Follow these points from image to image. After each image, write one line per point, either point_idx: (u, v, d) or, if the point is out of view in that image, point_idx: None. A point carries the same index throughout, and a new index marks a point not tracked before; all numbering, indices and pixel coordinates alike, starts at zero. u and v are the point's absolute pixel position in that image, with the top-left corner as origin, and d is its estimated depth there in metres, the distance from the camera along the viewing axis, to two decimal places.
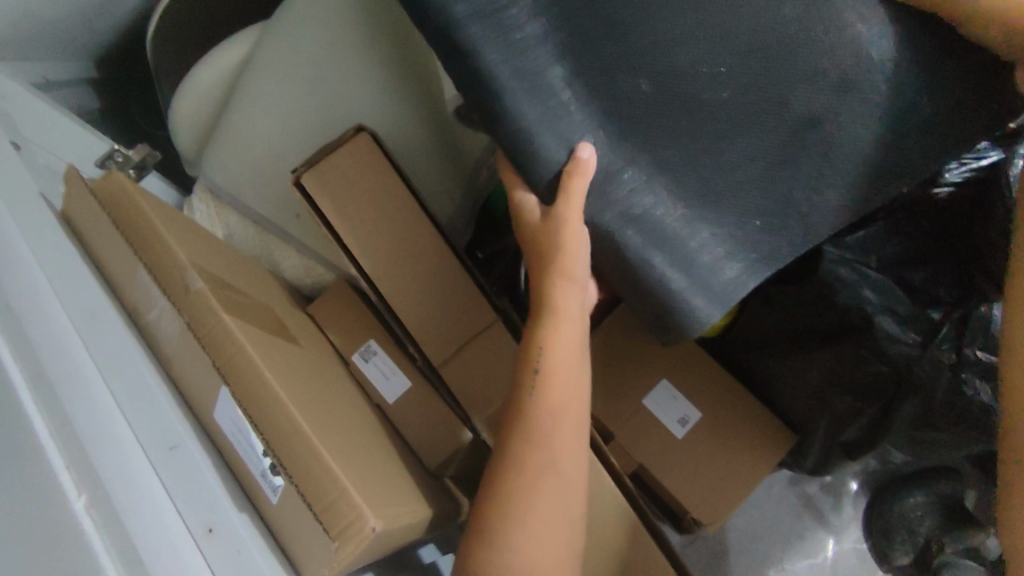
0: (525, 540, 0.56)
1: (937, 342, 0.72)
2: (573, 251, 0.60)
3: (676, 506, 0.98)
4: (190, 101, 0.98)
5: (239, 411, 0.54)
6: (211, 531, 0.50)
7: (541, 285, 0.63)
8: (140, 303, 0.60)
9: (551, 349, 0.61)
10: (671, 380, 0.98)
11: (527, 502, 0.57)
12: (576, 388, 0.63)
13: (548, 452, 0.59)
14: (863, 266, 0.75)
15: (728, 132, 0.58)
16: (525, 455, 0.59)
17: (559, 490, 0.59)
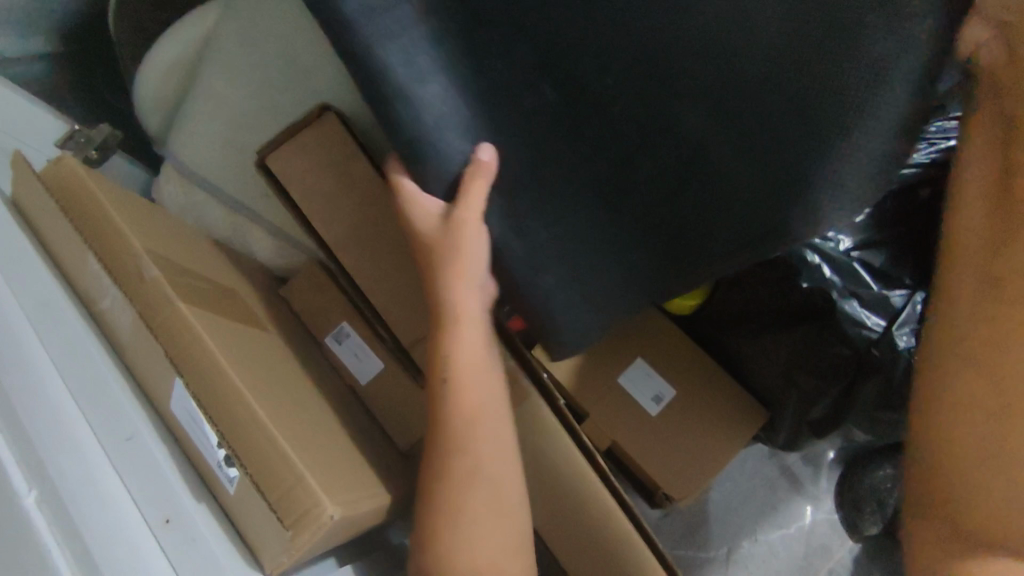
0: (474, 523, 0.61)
1: (896, 324, 0.77)
2: (468, 252, 0.61)
3: (648, 482, 1.00)
4: (156, 80, 0.96)
5: (193, 402, 0.54)
6: (167, 522, 0.50)
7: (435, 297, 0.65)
8: (92, 292, 0.59)
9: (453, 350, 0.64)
10: (645, 359, 0.99)
11: (468, 501, 0.61)
12: (491, 385, 0.65)
13: (477, 446, 0.62)
14: (832, 248, 0.80)
15: (669, 134, 0.55)
16: (454, 452, 0.62)
17: (495, 484, 0.63)
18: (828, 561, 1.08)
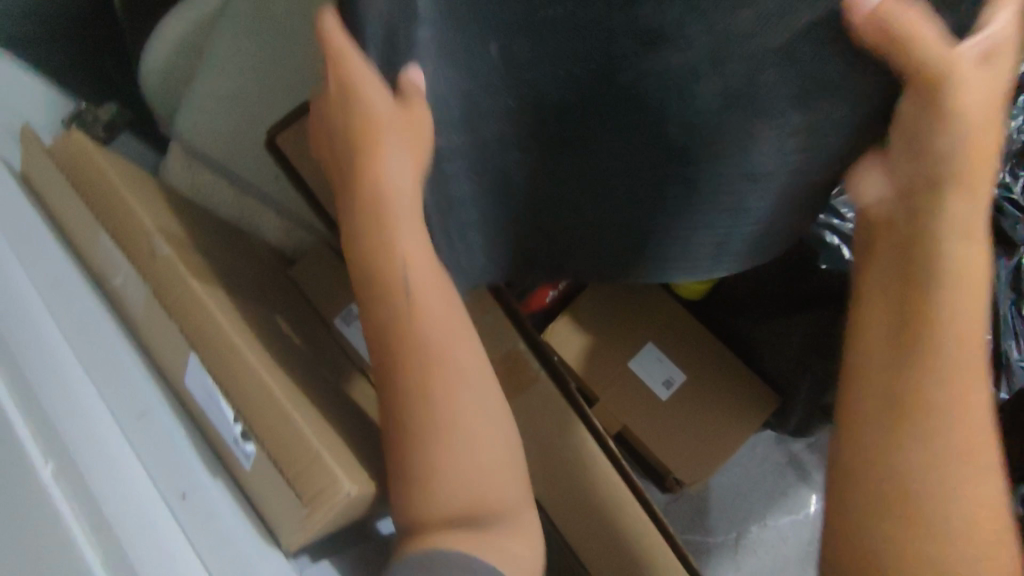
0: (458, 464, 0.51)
1: None
2: (415, 187, 0.48)
3: (658, 466, 1.00)
4: (161, 61, 0.94)
5: (208, 377, 0.53)
6: (184, 497, 0.50)
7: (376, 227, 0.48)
8: (103, 268, 0.58)
9: (408, 281, 0.50)
10: (656, 343, 0.99)
11: (440, 476, 0.51)
12: (465, 344, 0.53)
13: (446, 414, 0.51)
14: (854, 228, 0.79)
15: (597, 157, 0.48)
16: (417, 424, 0.51)
17: (470, 457, 0.52)
18: None
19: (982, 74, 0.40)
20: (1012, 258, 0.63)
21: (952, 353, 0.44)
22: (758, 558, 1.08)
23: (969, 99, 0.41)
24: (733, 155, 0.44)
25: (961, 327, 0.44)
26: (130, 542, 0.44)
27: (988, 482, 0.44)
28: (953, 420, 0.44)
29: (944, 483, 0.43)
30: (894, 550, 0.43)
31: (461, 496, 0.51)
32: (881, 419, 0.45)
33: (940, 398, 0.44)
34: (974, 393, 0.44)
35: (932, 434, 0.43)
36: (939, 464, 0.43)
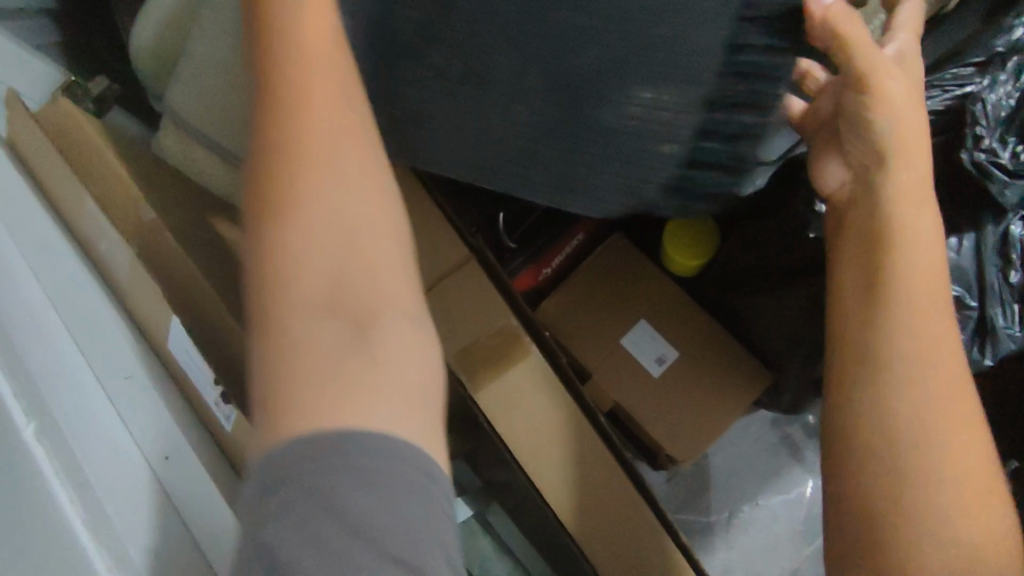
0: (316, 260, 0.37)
1: None
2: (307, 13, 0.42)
3: (650, 443, 1.00)
4: (151, 39, 0.92)
5: (188, 339, 0.52)
6: (167, 459, 0.50)
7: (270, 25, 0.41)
8: (87, 233, 0.58)
9: (283, 52, 0.40)
10: (649, 320, 0.99)
11: (289, 297, 0.36)
12: (351, 157, 0.39)
13: (310, 223, 0.37)
14: None
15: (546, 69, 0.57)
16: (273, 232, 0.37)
17: (342, 284, 0.36)
18: None
19: (903, 85, 0.55)
20: (998, 225, 0.63)
21: (927, 312, 0.51)
22: (751, 537, 1.08)
23: (896, 89, 0.55)
24: (616, 112, 0.58)
25: (926, 293, 0.51)
26: (105, 503, 0.46)
27: (970, 431, 0.50)
28: (934, 369, 0.50)
29: (930, 427, 0.49)
30: (884, 482, 0.49)
31: (325, 298, 0.36)
32: (858, 372, 0.52)
33: (922, 349, 0.50)
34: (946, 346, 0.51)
35: (913, 384, 0.50)
36: (920, 405, 0.49)
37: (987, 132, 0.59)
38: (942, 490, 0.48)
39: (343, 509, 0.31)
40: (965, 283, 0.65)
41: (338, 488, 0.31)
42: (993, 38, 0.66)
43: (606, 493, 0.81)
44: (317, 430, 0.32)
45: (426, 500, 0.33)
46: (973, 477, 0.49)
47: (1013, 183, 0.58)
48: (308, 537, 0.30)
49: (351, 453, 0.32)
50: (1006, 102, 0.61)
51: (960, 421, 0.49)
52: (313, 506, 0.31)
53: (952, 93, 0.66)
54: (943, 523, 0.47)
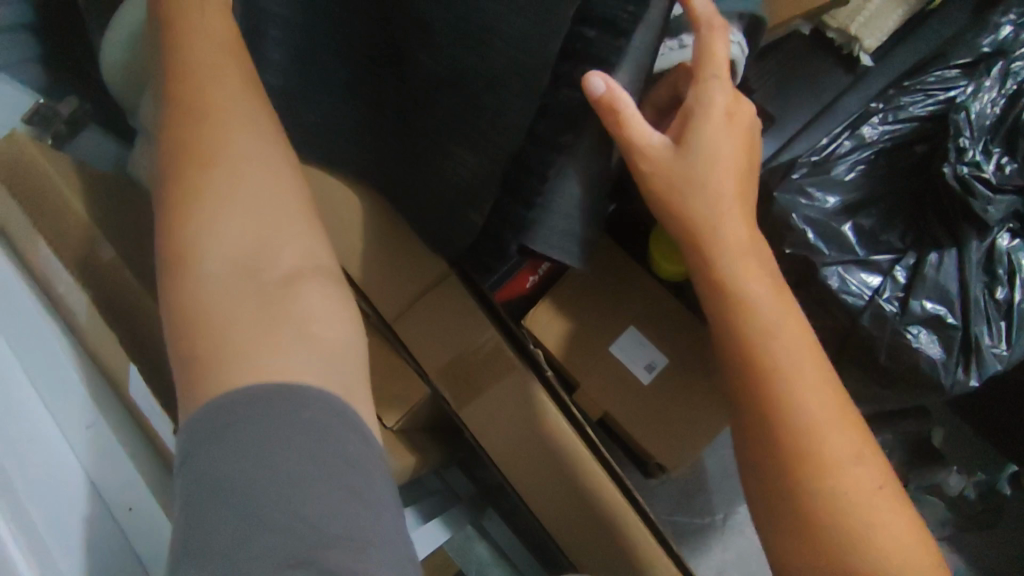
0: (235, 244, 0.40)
1: (905, 290, 0.63)
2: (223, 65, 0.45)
3: (640, 451, 1.00)
4: (120, 54, 0.86)
5: (152, 401, 0.54)
6: (130, 510, 0.51)
7: (200, 66, 0.45)
8: (55, 283, 0.58)
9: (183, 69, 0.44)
10: (637, 327, 0.97)
11: (188, 276, 0.39)
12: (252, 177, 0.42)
13: (203, 217, 0.40)
14: (860, 209, 0.65)
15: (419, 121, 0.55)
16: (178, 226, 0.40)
17: (242, 265, 0.40)
18: None
19: (709, 152, 0.51)
20: (983, 240, 0.61)
21: (790, 364, 0.50)
22: (746, 538, 1.07)
23: (690, 163, 0.51)
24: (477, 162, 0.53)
25: (786, 353, 0.50)
26: None
27: (867, 462, 0.49)
28: (814, 415, 0.49)
29: (827, 474, 0.48)
30: (799, 530, 0.49)
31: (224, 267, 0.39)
32: (754, 431, 0.50)
33: (792, 399, 0.49)
34: (820, 389, 0.50)
35: (797, 441, 0.48)
36: (816, 471, 0.48)
37: (970, 145, 0.60)
38: (859, 527, 0.47)
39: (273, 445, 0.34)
40: (949, 301, 0.62)
41: (273, 425, 0.35)
42: (979, 37, 0.65)
43: (586, 526, 0.77)
44: (258, 385, 0.36)
45: (347, 440, 0.36)
46: (880, 512, 0.48)
47: (996, 198, 0.59)
48: (236, 485, 0.33)
49: (282, 399, 0.36)
50: (992, 110, 0.61)
51: (844, 458, 0.48)
52: (241, 458, 0.33)
53: (936, 97, 0.65)
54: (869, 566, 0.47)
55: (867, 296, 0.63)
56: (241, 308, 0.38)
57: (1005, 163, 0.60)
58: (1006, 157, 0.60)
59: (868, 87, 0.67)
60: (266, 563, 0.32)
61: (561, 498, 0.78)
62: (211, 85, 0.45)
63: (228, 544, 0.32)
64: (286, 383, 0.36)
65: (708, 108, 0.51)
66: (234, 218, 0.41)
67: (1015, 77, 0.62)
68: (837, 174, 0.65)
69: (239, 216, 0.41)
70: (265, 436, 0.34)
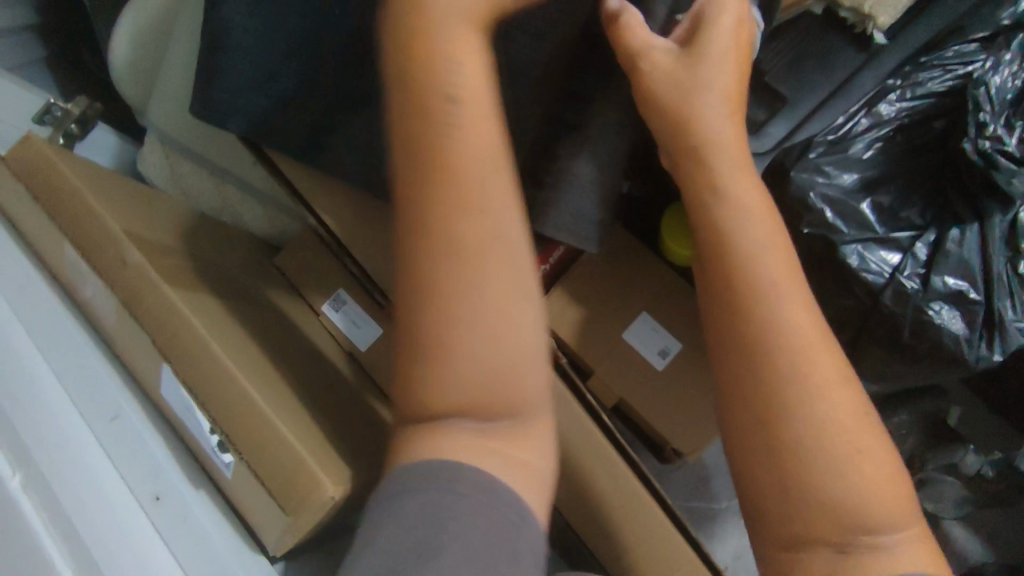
0: (488, 341, 0.39)
1: (928, 267, 0.62)
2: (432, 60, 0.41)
3: (656, 437, 1.00)
4: (129, 54, 0.86)
5: (182, 390, 0.52)
6: (157, 499, 0.51)
7: (454, 126, 0.40)
8: (72, 279, 0.57)
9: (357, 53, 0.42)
10: (651, 313, 0.97)
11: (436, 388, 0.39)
12: (496, 296, 0.40)
13: (468, 335, 0.39)
14: (878, 187, 0.65)
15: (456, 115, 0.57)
16: (427, 323, 0.39)
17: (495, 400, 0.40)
18: None
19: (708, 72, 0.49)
20: (1005, 214, 0.60)
21: (763, 252, 0.45)
22: None
23: (664, 82, 0.50)
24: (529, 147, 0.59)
25: (771, 267, 0.44)
26: (95, 550, 0.44)
27: (838, 372, 0.44)
28: (786, 307, 0.44)
29: (793, 371, 0.43)
30: (755, 427, 0.43)
31: (469, 396, 0.40)
32: (737, 361, 0.44)
33: (780, 320, 0.43)
34: (794, 285, 0.45)
35: (765, 336, 0.43)
36: (802, 396, 0.42)
37: (991, 119, 0.59)
38: (827, 463, 0.42)
39: (467, 517, 0.38)
40: (970, 276, 0.61)
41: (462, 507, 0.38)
42: (998, 11, 0.66)
43: (616, 514, 0.76)
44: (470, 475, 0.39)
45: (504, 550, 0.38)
46: (849, 418, 0.43)
47: (1020, 171, 0.58)
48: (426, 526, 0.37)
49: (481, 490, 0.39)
50: (1011, 84, 0.61)
51: (823, 381, 0.43)
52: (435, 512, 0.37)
53: (955, 73, 0.64)
54: (827, 473, 0.42)
55: (888, 274, 0.63)
56: (479, 401, 0.40)
57: None
58: None
59: (884, 65, 0.68)
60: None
61: (587, 487, 0.77)
62: (470, 163, 0.40)
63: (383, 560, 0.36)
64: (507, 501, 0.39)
65: (719, 20, 0.50)
66: (483, 332, 0.39)
67: None
68: (854, 154, 0.64)
69: (488, 340, 0.39)
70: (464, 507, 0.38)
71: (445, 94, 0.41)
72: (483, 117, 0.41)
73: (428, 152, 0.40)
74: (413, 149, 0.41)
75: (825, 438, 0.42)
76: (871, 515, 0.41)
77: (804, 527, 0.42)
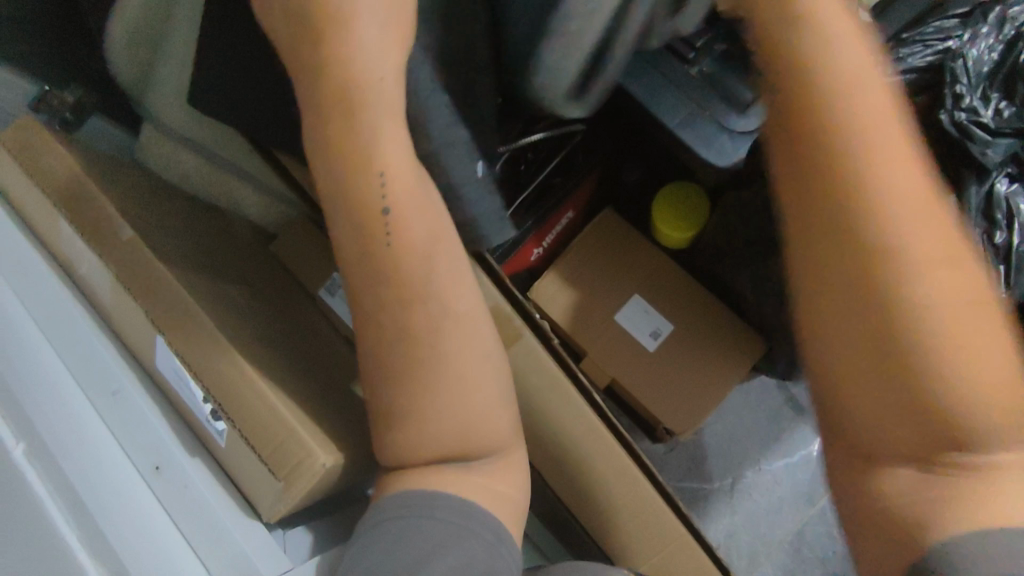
0: (453, 358, 0.49)
1: None
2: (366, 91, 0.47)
3: (649, 417, 1.01)
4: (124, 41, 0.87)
5: (176, 359, 0.53)
6: (158, 470, 0.51)
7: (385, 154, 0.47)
8: (70, 257, 0.58)
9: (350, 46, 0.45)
10: (642, 295, 0.98)
11: (403, 398, 0.49)
12: (455, 326, 0.50)
13: (425, 356, 0.49)
14: None
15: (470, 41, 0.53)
16: (392, 347, 0.49)
17: (448, 410, 0.49)
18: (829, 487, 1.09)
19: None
20: (982, 185, 0.63)
21: (881, 133, 0.40)
22: (754, 502, 1.09)
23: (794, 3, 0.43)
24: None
25: (903, 219, 0.39)
26: (99, 519, 0.46)
27: (962, 275, 0.40)
28: (918, 249, 0.39)
29: (911, 316, 0.39)
30: (861, 350, 0.40)
31: (428, 410, 0.49)
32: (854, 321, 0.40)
33: (908, 280, 0.39)
34: (906, 177, 0.40)
35: (885, 294, 0.39)
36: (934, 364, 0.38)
37: (967, 93, 0.62)
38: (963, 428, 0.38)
39: (459, 545, 0.45)
40: None
41: (454, 521, 0.47)
42: None
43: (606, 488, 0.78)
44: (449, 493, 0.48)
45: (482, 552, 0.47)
46: (998, 386, 0.38)
47: (994, 142, 0.61)
48: (426, 531, 0.46)
49: (474, 516, 0.48)
50: (989, 56, 0.63)
51: (964, 346, 0.38)
52: (438, 524, 0.46)
53: (935, 48, 0.65)
54: (952, 433, 0.39)
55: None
56: (448, 430, 0.50)
57: (1003, 107, 0.62)
58: (1004, 102, 0.62)
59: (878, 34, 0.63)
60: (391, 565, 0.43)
61: (578, 464, 0.79)
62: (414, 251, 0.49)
63: (386, 547, 0.45)
64: (473, 513, 0.48)
65: None
66: (444, 352, 0.49)
67: (1012, 23, 0.64)
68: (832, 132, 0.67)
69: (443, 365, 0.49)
70: (456, 521, 0.47)
71: (379, 204, 0.47)
72: (419, 205, 0.49)
73: (383, 256, 0.48)
74: (365, 256, 0.49)
75: (950, 358, 0.38)
76: (991, 445, 0.38)
77: (887, 438, 0.41)
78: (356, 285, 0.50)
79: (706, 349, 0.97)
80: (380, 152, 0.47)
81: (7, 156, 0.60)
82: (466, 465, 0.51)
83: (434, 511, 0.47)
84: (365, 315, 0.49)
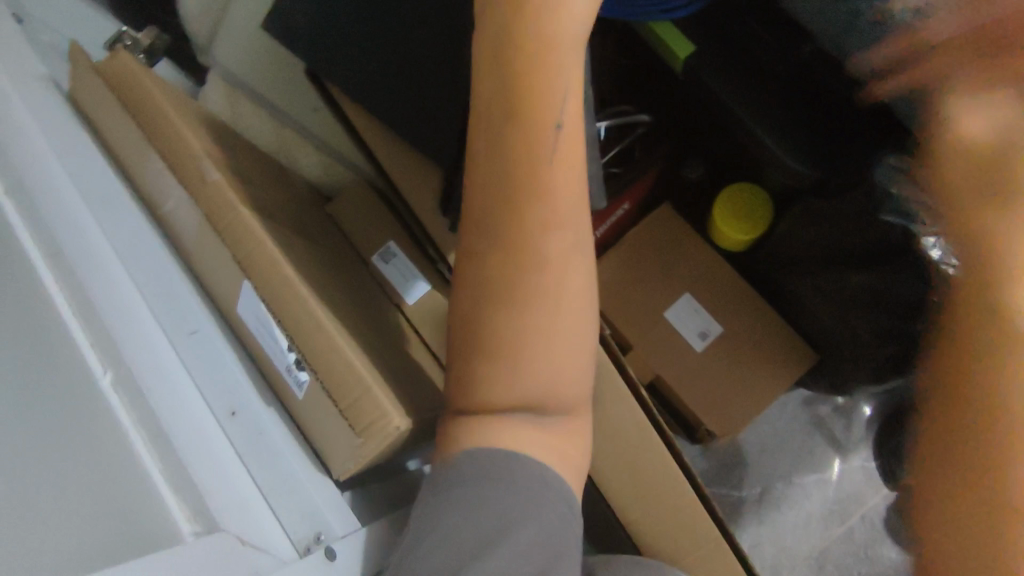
0: (570, 308, 0.45)
1: None
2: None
3: (689, 417, 1.00)
4: None
5: (263, 305, 0.53)
6: (233, 414, 0.52)
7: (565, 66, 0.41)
8: (155, 192, 0.58)
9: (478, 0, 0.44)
10: (694, 293, 0.97)
11: (508, 328, 0.45)
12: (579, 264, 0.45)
13: (543, 288, 0.44)
14: None
15: None
16: (511, 269, 0.44)
17: (552, 353, 0.45)
18: (860, 508, 1.07)
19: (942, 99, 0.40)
20: None
21: None
22: (781, 513, 1.07)
23: None
24: None
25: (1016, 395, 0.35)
26: (181, 452, 0.46)
27: None
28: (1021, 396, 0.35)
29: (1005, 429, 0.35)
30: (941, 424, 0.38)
31: (534, 353, 0.45)
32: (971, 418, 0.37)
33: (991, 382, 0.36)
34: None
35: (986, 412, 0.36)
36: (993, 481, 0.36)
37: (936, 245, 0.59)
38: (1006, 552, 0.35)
39: (533, 518, 0.43)
40: None
41: (529, 491, 0.44)
42: None
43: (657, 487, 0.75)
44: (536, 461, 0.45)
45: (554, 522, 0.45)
46: None
47: None
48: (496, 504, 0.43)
49: (549, 486, 0.45)
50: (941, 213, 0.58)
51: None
52: (510, 496, 0.43)
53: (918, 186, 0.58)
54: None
55: None
56: (544, 381, 0.45)
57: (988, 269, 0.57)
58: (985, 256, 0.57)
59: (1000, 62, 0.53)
60: (461, 540, 0.42)
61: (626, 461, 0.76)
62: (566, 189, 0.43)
63: (454, 521, 0.42)
64: (549, 482, 0.45)
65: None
66: (564, 291, 0.45)
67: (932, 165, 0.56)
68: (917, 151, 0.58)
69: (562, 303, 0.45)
70: (529, 490, 0.44)
71: (551, 124, 0.42)
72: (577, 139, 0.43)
73: (528, 178, 0.42)
74: (513, 178, 0.43)
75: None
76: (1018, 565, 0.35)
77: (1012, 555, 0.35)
78: (478, 211, 0.44)
79: (755, 356, 0.95)
80: (557, 73, 0.41)
81: (99, 84, 0.60)
82: (540, 422, 0.46)
83: (502, 480, 0.43)
84: (487, 238, 0.44)
